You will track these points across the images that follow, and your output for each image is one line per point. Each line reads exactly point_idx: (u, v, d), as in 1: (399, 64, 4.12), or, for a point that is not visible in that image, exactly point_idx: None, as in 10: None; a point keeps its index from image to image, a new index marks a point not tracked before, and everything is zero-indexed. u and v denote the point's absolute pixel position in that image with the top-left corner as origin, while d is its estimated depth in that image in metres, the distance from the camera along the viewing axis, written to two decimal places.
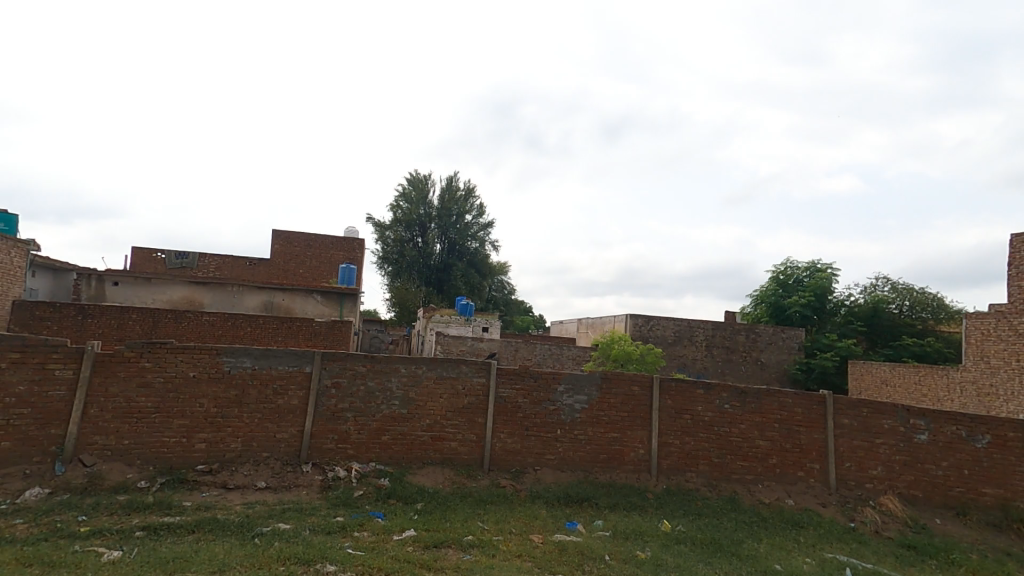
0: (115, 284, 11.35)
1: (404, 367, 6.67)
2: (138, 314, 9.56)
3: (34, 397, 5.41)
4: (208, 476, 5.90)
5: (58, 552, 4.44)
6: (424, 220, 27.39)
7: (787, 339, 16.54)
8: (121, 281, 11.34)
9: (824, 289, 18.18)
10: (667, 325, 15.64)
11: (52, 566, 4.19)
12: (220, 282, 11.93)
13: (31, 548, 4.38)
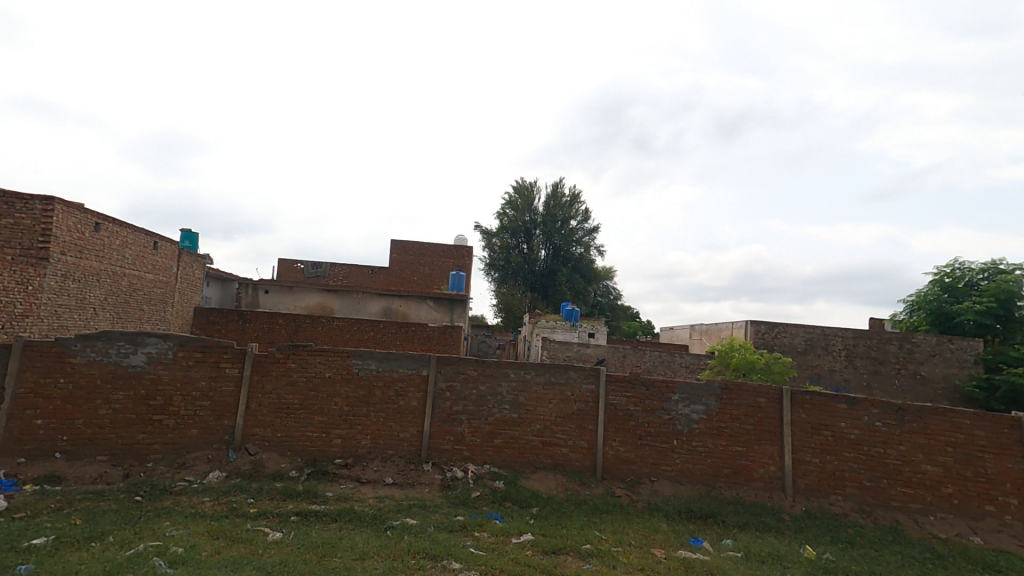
0: (265, 292, 12.84)
1: (514, 372, 6.78)
2: (283, 318, 10.77)
3: (211, 391, 6.32)
4: (345, 469, 6.43)
5: (236, 529, 5.12)
6: (530, 227, 28.15)
7: (959, 350, 13.92)
8: (271, 290, 12.79)
9: (1012, 294, 14.34)
10: (797, 332, 14.08)
11: (232, 541, 4.86)
12: (348, 290, 13.06)
13: (217, 523, 5.13)
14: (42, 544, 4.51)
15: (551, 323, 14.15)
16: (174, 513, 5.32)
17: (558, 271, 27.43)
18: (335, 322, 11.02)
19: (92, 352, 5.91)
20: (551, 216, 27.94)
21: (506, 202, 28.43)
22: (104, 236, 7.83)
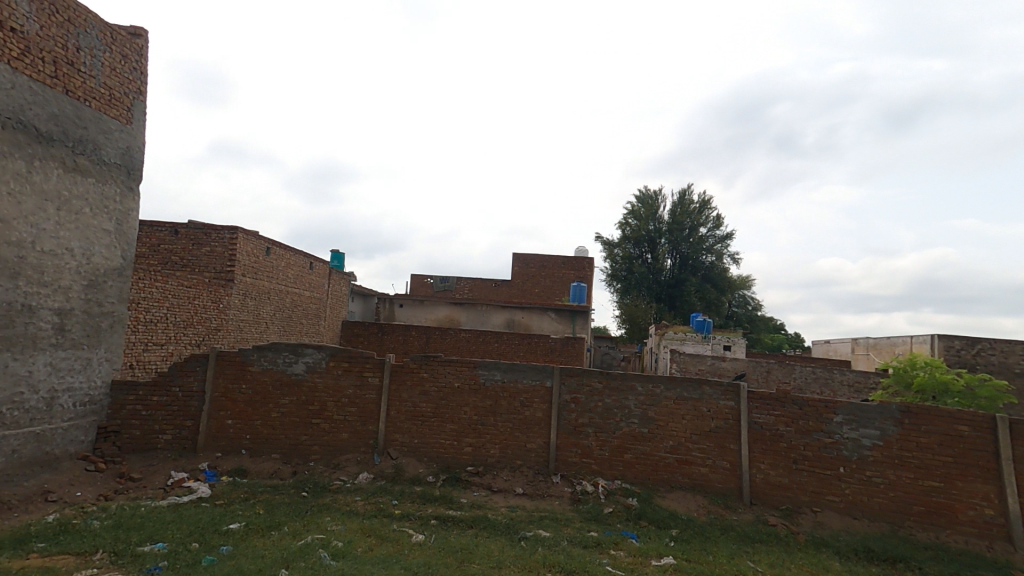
0: (401, 305, 14.40)
1: (642, 386, 6.39)
2: (416, 331, 12.33)
3: (357, 398, 6.87)
4: (477, 477, 6.60)
5: (384, 528, 5.48)
6: (655, 236, 27.84)
7: None
8: (405, 303, 14.34)
9: None
10: (1011, 350, 12.02)
11: (382, 539, 5.21)
12: (472, 303, 14.07)
13: (368, 522, 5.55)
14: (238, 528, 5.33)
15: (680, 335, 14.62)
16: (333, 509, 5.88)
17: (686, 280, 26.75)
18: (461, 334, 12.29)
19: (266, 360, 6.75)
20: (678, 225, 27.48)
21: (629, 212, 28.36)
22: (271, 259, 9.85)
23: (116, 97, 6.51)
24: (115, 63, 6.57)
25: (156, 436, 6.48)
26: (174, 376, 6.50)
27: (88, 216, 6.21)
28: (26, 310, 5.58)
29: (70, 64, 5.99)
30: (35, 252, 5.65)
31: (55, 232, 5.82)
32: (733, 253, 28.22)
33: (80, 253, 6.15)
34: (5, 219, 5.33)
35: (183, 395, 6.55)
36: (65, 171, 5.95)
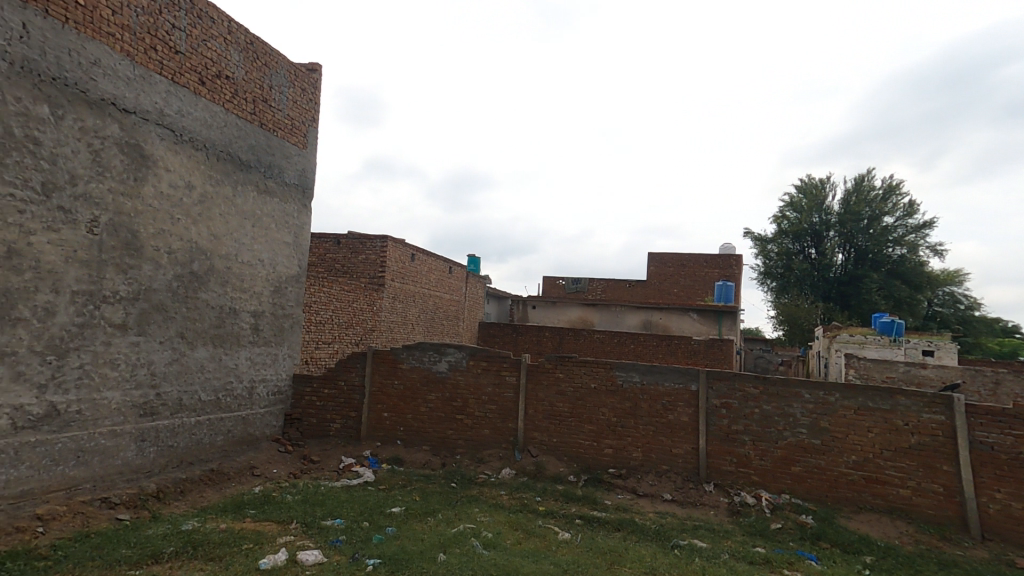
0: (534, 307, 16.90)
1: (809, 393, 5.86)
2: (550, 333, 14.06)
3: (496, 396, 7.14)
4: (620, 480, 6.49)
5: (530, 523, 5.64)
6: (819, 228, 26.71)
7: None
8: (537, 305, 16.78)
9: None
10: None
11: (529, 534, 5.36)
12: (606, 305, 16.12)
13: (514, 515, 5.76)
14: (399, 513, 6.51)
15: (861, 338, 14.17)
16: (482, 502, 6.21)
17: (864, 277, 25.35)
18: (595, 335, 13.66)
19: (415, 358, 7.29)
20: (853, 214, 25.95)
21: (789, 203, 27.51)
22: (416, 267, 12.39)
23: (296, 127, 8.74)
24: (298, 98, 8.81)
25: (328, 424, 7.30)
26: (340, 372, 7.28)
27: (274, 231, 8.44)
28: (233, 311, 7.82)
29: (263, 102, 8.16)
30: (238, 262, 7.85)
31: (251, 245, 8.04)
32: (932, 245, 26.10)
33: (268, 263, 8.42)
34: (218, 236, 7.52)
35: (347, 389, 7.30)
36: (258, 194, 8.10)
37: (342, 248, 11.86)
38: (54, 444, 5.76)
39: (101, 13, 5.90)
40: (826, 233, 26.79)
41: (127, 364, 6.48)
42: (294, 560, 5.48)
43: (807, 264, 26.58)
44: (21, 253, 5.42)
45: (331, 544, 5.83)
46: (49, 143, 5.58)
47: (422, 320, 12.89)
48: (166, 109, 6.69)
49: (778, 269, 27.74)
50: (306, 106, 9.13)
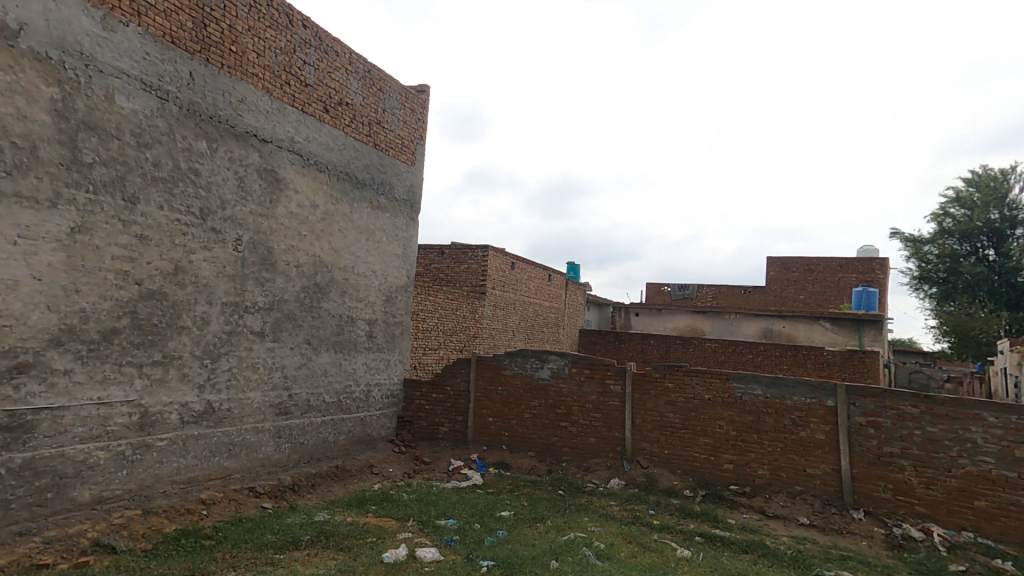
0: (637, 315, 19.29)
1: (994, 416, 5.32)
2: (654, 341, 15.54)
3: (600, 404, 7.05)
4: (744, 498, 6.13)
5: (645, 537, 5.47)
6: (999, 226, 23.43)
7: None
8: (642, 313, 19.06)
9: None
10: None
11: (644, 548, 5.20)
12: (718, 313, 17.87)
13: (626, 527, 5.64)
14: (509, 516, 6.62)
15: None
16: (591, 510, 6.17)
17: None
18: (706, 346, 15.13)
19: (517, 365, 7.41)
20: None
21: (952, 199, 24.80)
22: (516, 274, 13.59)
23: (405, 145, 9.60)
24: (407, 119, 9.71)
25: (437, 427, 7.64)
26: (446, 377, 7.59)
27: (386, 244, 9.28)
28: (350, 320, 8.71)
29: (378, 124, 8.92)
30: (354, 274, 8.71)
31: (366, 258, 8.90)
32: None
33: (381, 274, 9.25)
34: (338, 250, 8.43)
35: (454, 394, 7.59)
36: (371, 209, 9.01)
37: (447, 258, 12.94)
38: (212, 437, 7.12)
39: (248, 57, 7.16)
40: (1012, 231, 23.36)
41: (264, 367, 7.59)
42: (414, 557, 5.81)
43: (982, 266, 23.27)
44: (187, 270, 6.89)
45: (447, 544, 6.05)
46: (206, 172, 6.97)
47: (521, 327, 14.05)
48: (295, 136, 7.71)
49: (939, 273, 24.95)
50: (415, 125, 9.94)
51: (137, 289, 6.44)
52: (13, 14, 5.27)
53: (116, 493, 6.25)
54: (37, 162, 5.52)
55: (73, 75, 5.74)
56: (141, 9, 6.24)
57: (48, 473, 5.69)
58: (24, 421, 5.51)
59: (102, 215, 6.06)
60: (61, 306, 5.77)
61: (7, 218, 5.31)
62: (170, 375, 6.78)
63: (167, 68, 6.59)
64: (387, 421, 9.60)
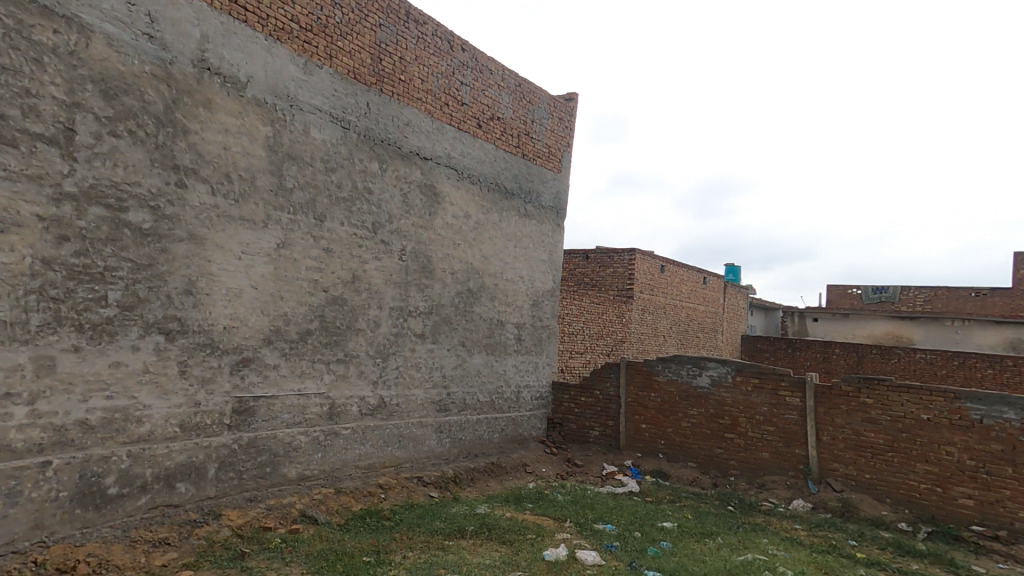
0: (814, 319, 21.90)
1: None
2: (840, 352, 18.07)
3: (775, 417, 7.31)
4: (995, 542, 5.77)
5: (847, 569, 4.91)
6: None
7: None
8: (819, 318, 21.78)
9: None
10: None
11: None
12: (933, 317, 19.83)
13: (820, 556, 5.14)
14: (674, 528, 6.26)
15: None
16: (770, 532, 5.78)
17: None
18: (917, 356, 16.65)
19: (671, 372, 8.13)
20: None
21: None
22: (664, 277, 14.56)
23: (551, 154, 9.92)
24: (556, 128, 10.04)
25: (587, 431, 8.36)
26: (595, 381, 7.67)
27: (532, 250, 9.63)
28: (500, 323, 9.14)
29: (526, 135, 9.30)
30: (503, 279, 9.14)
31: (515, 264, 9.31)
32: None
33: (527, 278, 9.57)
34: (488, 258, 8.90)
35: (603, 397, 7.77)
36: (518, 217, 9.39)
37: (591, 262, 13.78)
38: (384, 428, 7.94)
39: (413, 84, 7.91)
40: None
41: (425, 366, 8.26)
42: (576, 558, 5.81)
43: None
44: (362, 278, 7.91)
45: (608, 549, 5.93)
46: (377, 191, 7.90)
47: (670, 332, 14.62)
48: (452, 152, 8.26)
49: None
50: (562, 132, 10.19)
51: (324, 296, 7.63)
52: (244, 71, 6.85)
53: (313, 472, 7.51)
54: (256, 190, 6.97)
55: (281, 114, 7.17)
56: (332, 53, 7.44)
57: (266, 450, 7.11)
58: (249, 406, 6.97)
59: (298, 232, 7.36)
60: (271, 310, 7.16)
61: (235, 238, 6.78)
62: (349, 371, 7.82)
63: (349, 101, 7.69)
64: (538, 422, 9.67)
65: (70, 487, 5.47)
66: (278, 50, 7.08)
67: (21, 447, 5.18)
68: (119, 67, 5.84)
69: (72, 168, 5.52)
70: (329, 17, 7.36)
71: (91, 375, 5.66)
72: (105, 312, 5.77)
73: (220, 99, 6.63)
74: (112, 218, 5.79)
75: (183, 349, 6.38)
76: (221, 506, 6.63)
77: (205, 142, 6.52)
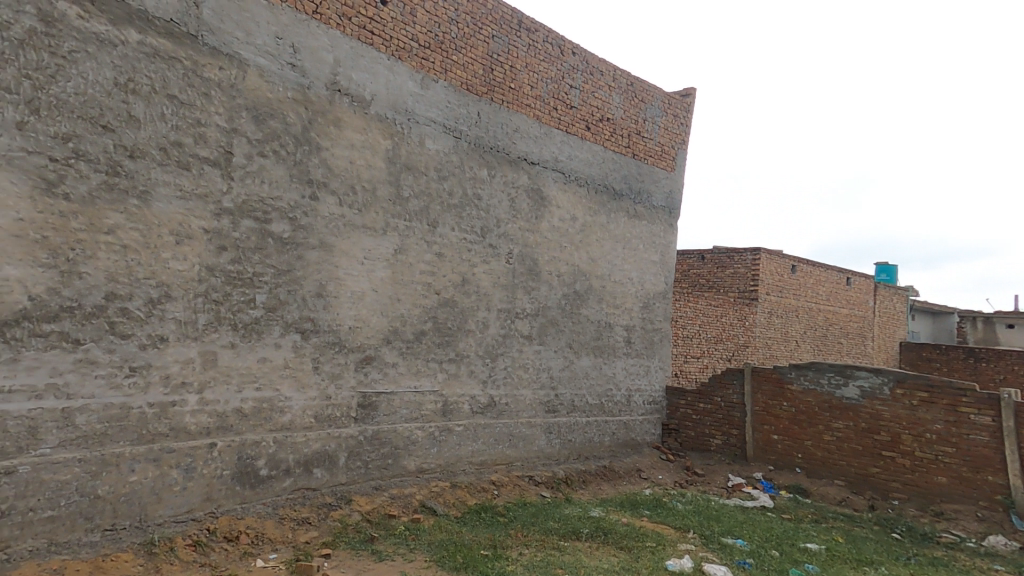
0: (1009, 326, 21.01)
1: None
2: None
3: (955, 437, 6.95)
4: None
5: None
6: None
7: None
8: (1014, 324, 20.90)
9: None
10: None
11: None
12: None
13: None
14: (821, 550, 5.79)
15: None
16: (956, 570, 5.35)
17: None
18: None
19: (808, 382, 8.22)
20: None
21: None
22: (791, 277, 14.72)
23: (664, 152, 9.73)
24: (670, 125, 9.81)
25: (708, 438, 9.21)
26: None
27: (642, 250, 9.52)
28: (607, 326, 9.09)
29: (638, 135, 9.20)
30: (610, 281, 9.09)
31: (624, 265, 9.27)
32: None
33: (636, 280, 9.47)
34: (595, 259, 8.93)
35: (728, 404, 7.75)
36: (627, 218, 9.33)
37: (707, 263, 14.17)
38: (494, 427, 8.20)
39: (523, 91, 8.12)
40: None
41: (532, 367, 8.41)
42: (703, 571, 5.51)
43: None
44: (471, 281, 8.19)
45: (740, 566, 5.58)
46: (485, 197, 8.16)
47: (796, 331, 14.92)
48: (559, 156, 8.40)
49: None
50: (676, 129, 9.93)
51: (436, 298, 7.99)
52: (369, 90, 7.38)
53: (430, 465, 7.87)
54: (376, 200, 7.46)
55: (400, 128, 7.63)
56: (447, 67, 7.81)
57: (388, 443, 7.57)
58: (372, 401, 7.47)
59: (414, 238, 7.77)
60: (389, 312, 7.63)
61: (359, 245, 7.32)
62: (460, 371, 8.12)
63: (461, 112, 8.04)
64: (651, 427, 9.54)
65: (231, 467, 6.22)
66: (399, 68, 7.55)
67: (194, 429, 5.97)
68: (267, 94, 6.56)
69: (229, 186, 6.28)
70: (446, 33, 7.75)
71: (243, 369, 6.39)
72: (253, 313, 6.48)
73: (348, 118, 7.22)
74: (259, 229, 6.50)
75: (316, 347, 7.01)
76: (351, 492, 7.16)
77: (334, 157, 7.10)
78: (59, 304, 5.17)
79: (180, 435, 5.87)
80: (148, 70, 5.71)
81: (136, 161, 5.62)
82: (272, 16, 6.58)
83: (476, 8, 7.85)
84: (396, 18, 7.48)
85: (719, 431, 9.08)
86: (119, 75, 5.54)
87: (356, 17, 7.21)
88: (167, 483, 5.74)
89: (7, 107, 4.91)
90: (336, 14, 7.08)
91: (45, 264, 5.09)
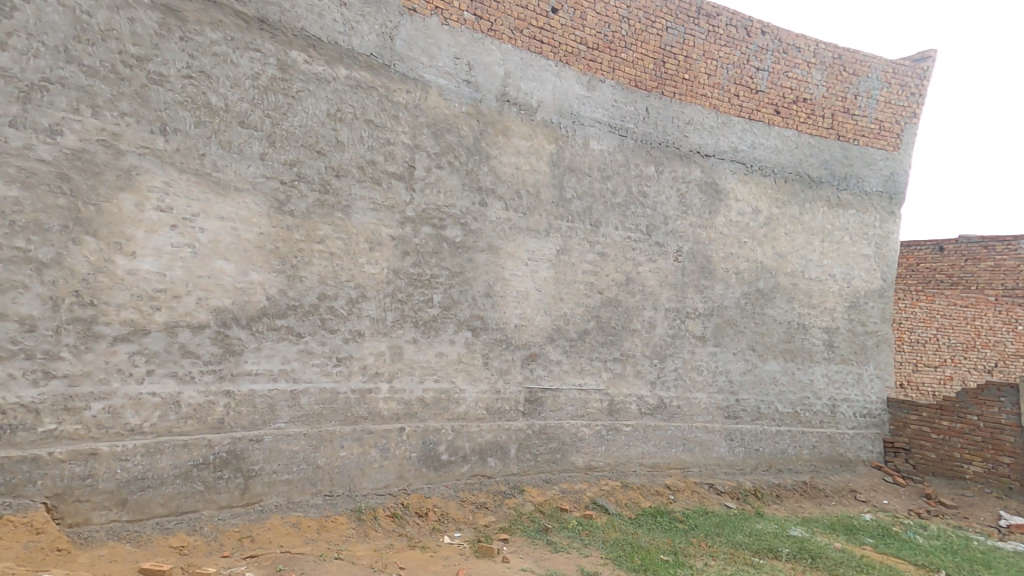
0: None
1: None
2: None
3: None
4: None
5: None
6: None
7: None
8: None
9: None
10: None
11: None
12: None
13: None
14: None
15: None
16: None
17: None
18: None
19: None
20: None
21: None
22: None
23: (879, 131, 8.76)
24: (888, 100, 8.68)
25: (960, 464, 8.27)
26: None
27: (846, 243, 8.69)
28: (801, 326, 8.40)
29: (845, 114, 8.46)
30: (805, 279, 8.43)
31: (817, 260, 8.51)
32: None
33: (840, 278, 8.67)
34: (781, 254, 8.35)
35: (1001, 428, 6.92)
36: (828, 208, 8.61)
37: (950, 255, 12.68)
38: (668, 429, 8.01)
39: (699, 80, 7.90)
40: None
41: (706, 369, 8.08)
42: None
43: None
44: (636, 280, 8.06)
45: None
46: (651, 194, 7.99)
47: None
48: (741, 145, 8.04)
49: None
50: (899, 103, 8.80)
51: (599, 297, 8.00)
52: (536, 97, 7.65)
53: (599, 463, 7.90)
54: (540, 203, 7.70)
55: (565, 131, 7.79)
56: (616, 66, 7.79)
57: (555, 438, 7.76)
58: (539, 397, 7.73)
59: (576, 238, 7.88)
60: (553, 311, 7.82)
61: (524, 247, 7.62)
62: (626, 371, 8.03)
63: (627, 110, 7.97)
64: (867, 443, 8.74)
65: (417, 449, 6.81)
66: (565, 73, 7.71)
67: (387, 414, 6.65)
68: (445, 111, 7.11)
69: (412, 197, 6.87)
70: (615, 32, 7.73)
71: (425, 362, 6.97)
72: (432, 311, 7.03)
73: (514, 126, 7.56)
74: (436, 235, 7.03)
75: (485, 344, 7.43)
76: (523, 483, 7.42)
77: (502, 164, 7.47)
78: (287, 303, 6.00)
79: (376, 419, 6.57)
80: (353, 100, 6.48)
81: (341, 179, 6.37)
82: (452, 38, 7.12)
83: (650, 2, 7.74)
84: (566, 24, 7.64)
85: (977, 457, 8.12)
86: (330, 106, 6.34)
87: (527, 29, 7.50)
88: (369, 459, 6.44)
89: (254, 142, 5.83)
90: (508, 29, 7.43)
91: (278, 269, 5.94)
